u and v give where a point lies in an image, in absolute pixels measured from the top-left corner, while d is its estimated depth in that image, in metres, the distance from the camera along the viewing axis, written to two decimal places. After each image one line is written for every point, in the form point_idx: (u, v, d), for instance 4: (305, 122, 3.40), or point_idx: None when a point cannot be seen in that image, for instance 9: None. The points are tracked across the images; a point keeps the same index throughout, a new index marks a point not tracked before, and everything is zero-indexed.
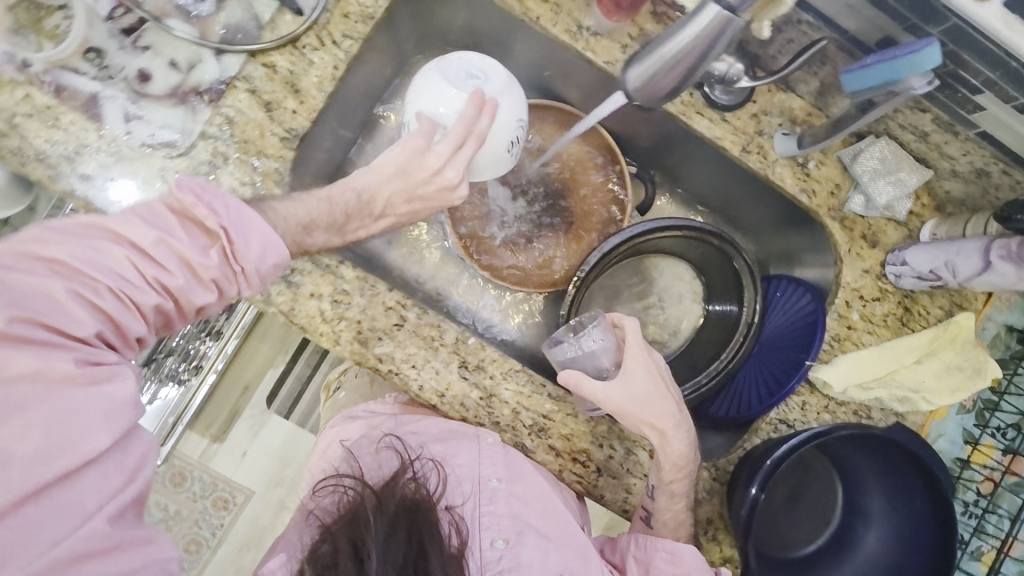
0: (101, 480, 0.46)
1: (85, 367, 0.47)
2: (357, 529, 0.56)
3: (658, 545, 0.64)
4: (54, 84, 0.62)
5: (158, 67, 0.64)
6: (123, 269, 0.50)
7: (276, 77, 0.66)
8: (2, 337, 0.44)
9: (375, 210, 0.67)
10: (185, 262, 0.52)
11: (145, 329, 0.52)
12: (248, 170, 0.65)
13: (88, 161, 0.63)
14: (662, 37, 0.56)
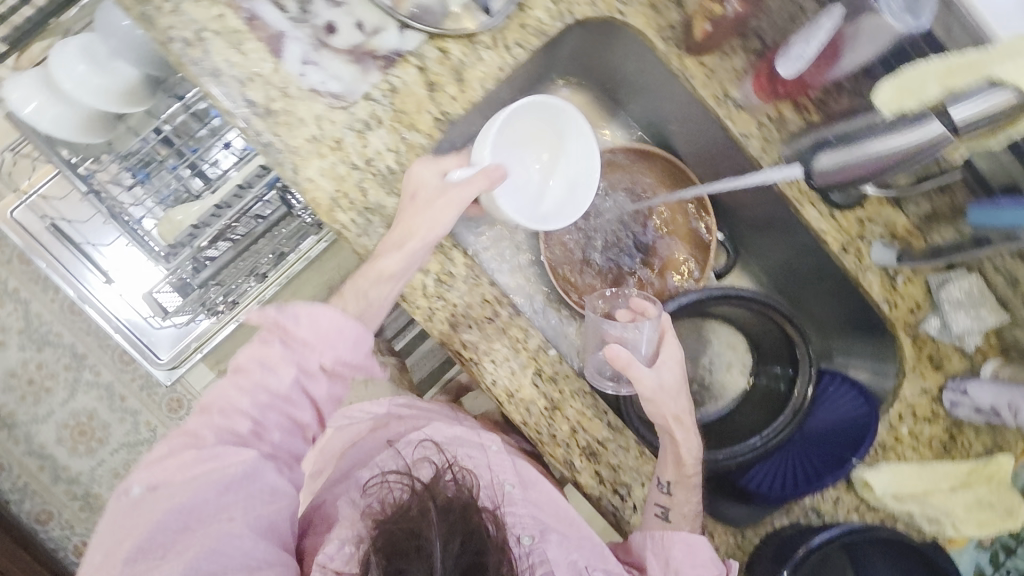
0: (238, 519, 0.58)
1: (206, 453, 0.59)
2: (418, 521, 0.63)
3: (674, 546, 0.66)
4: (248, 12, 0.66)
5: (346, 24, 0.68)
6: (230, 389, 0.62)
7: (446, 62, 0.70)
8: (156, 460, 0.60)
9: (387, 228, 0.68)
10: (273, 383, 0.62)
11: (267, 421, 0.62)
12: (397, 138, 0.69)
13: (257, 90, 0.67)
14: (873, 133, 0.63)
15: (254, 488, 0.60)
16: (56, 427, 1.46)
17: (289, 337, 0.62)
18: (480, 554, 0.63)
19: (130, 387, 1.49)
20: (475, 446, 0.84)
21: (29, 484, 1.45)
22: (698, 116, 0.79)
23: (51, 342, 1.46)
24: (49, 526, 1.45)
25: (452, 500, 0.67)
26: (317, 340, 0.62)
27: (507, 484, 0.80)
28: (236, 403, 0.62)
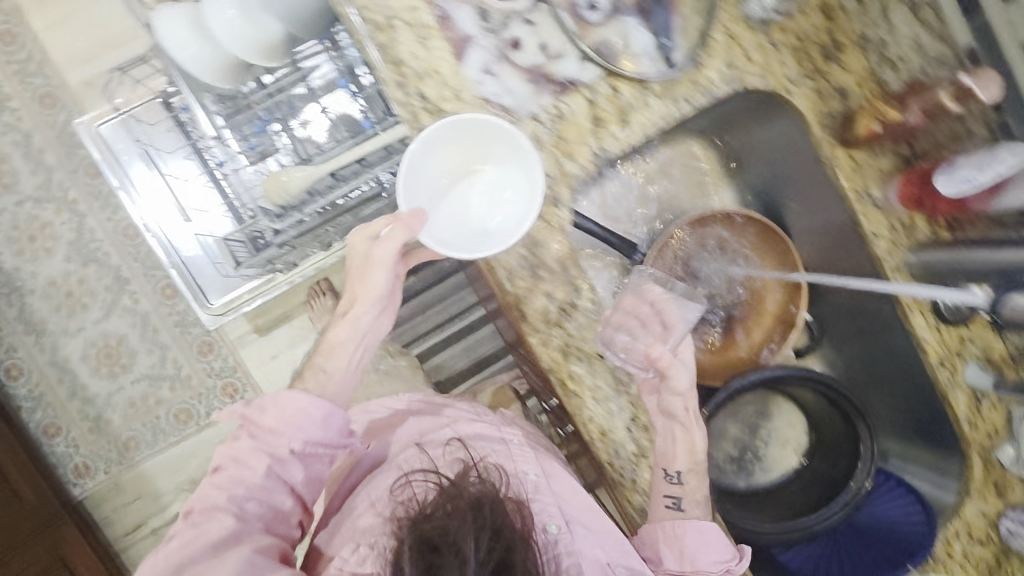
0: (236, 562, 0.64)
1: (196, 531, 0.67)
2: (450, 524, 0.60)
3: (682, 535, 0.67)
4: (441, 11, 0.67)
5: (532, 43, 0.68)
6: (214, 486, 0.70)
7: (615, 101, 0.70)
8: (163, 554, 0.66)
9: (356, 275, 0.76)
10: (248, 464, 0.70)
11: (257, 487, 0.70)
12: (552, 163, 0.70)
13: (432, 87, 0.67)
14: None
15: (244, 534, 0.67)
16: (83, 344, 1.45)
17: (257, 424, 0.71)
18: (509, 553, 0.60)
19: (166, 320, 1.48)
20: (493, 438, 0.78)
21: (44, 394, 1.43)
22: (827, 203, 0.81)
23: (98, 259, 1.45)
24: (54, 440, 1.44)
25: (477, 500, 0.63)
26: (286, 421, 0.71)
27: (527, 472, 0.74)
28: (224, 482, 0.70)
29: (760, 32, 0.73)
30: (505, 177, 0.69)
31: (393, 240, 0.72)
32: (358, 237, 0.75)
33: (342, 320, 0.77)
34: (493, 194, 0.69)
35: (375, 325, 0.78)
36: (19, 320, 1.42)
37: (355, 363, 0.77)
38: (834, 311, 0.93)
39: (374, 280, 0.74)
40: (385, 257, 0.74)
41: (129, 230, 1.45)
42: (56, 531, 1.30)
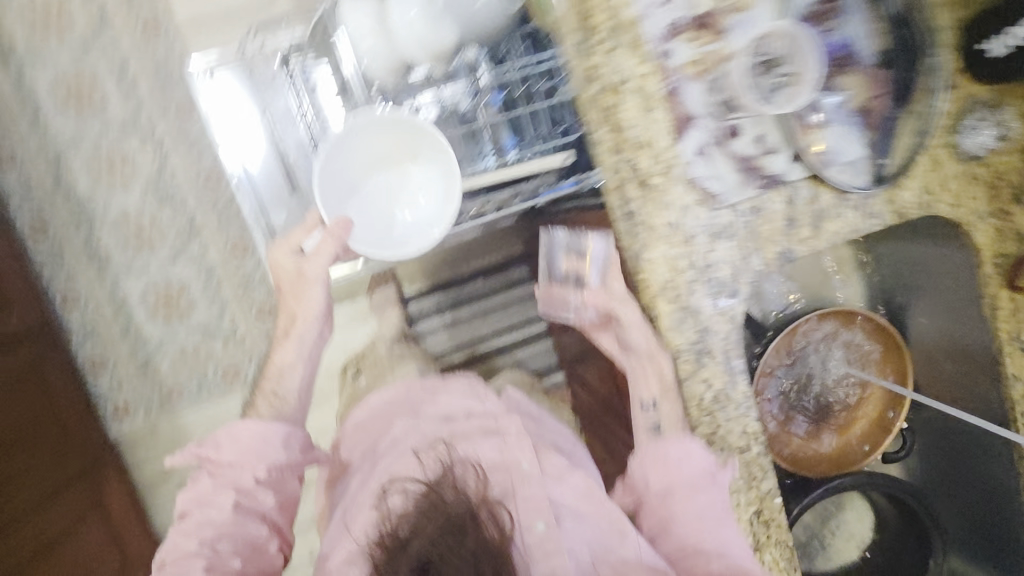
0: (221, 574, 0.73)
1: (187, 556, 0.74)
2: (433, 543, 0.62)
3: (673, 466, 0.70)
4: (672, 84, 0.64)
5: (752, 134, 0.66)
6: (193, 517, 0.77)
7: (812, 206, 0.70)
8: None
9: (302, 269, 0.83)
10: (221, 492, 0.78)
11: None
12: (740, 256, 0.69)
13: (645, 160, 0.65)
14: None
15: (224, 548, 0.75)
16: (145, 286, 1.42)
17: (214, 462, 0.79)
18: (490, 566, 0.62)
19: (231, 277, 1.45)
20: (490, 432, 0.78)
21: (98, 329, 1.41)
22: (966, 322, 0.85)
23: (174, 203, 1.40)
24: (100, 375, 1.43)
25: (453, 518, 0.64)
26: (242, 453, 0.78)
27: (523, 463, 0.74)
28: (192, 527, 0.76)
29: (963, 164, 0.72)
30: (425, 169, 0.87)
31: (325, 248, 0.81)
32: (280, 255, 0.84)
33: (286, 341, 0.87)
34: (410, 197, 0.90)
35: (318, 336, 0.88)
36: (84, 251, 1.38)
37: (305, 378, 0.88)
38: (933, 429, 0.96)
39: (309, 298, 0.86)
40: (316, 275, 0.84)
41: (210, 179, 1.41)
42: (95, 471, 1.32)
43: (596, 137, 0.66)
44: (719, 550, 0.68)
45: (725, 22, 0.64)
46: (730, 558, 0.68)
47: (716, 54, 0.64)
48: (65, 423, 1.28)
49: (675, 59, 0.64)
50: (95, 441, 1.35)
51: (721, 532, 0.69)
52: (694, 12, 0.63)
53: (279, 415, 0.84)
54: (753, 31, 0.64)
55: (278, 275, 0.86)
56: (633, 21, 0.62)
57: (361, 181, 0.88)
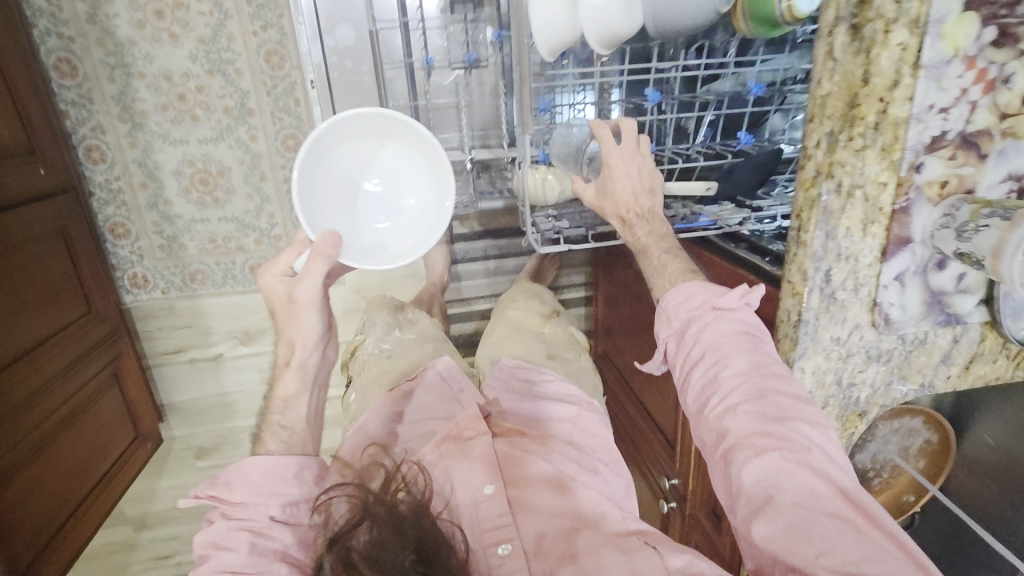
0: None
1: None
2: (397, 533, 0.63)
3: (671, 311, 0.69)
4: (907, 201, 0.56)
5: (958, 271, 0.60)
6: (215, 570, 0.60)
7: (971, 348, 0.67)
8: None
9: (292, 299, 0.70)
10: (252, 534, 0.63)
11: None
12: (883, 380, 0.67)
13: (841, 273, 0.59)
14: None
15: None
16: (180, 159, 1.27)
17: (227, 502, 0.63)
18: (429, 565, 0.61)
19: (276, 172, 1.31)
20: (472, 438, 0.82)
21: (122, 192, 1.29)
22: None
23: (226, 74, 1.22)
24: (120, 243, 1.33)
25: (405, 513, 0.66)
26: (257, 492, 0.64)
27: (485, 489, 0.75)
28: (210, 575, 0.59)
29: None
30: (408, 160, 0.75)
31: (316, 268, 0.67)
32: (269, 277, 0.70)
33: (287, 370, 0.74)
34: (393, 198, 0.76)
35: (323, 360, 0.76)
36: (116, 103, 1.22)
37: (314, 405, 0.76)
38: None
39: (306, 323, 0.71)
40: (311, 298, 0.69)
41: (272, 57, 1.21)
42: (114, 345, 1.30)
43: (801, 233, 0.59)
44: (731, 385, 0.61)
45: (991, 147, 0.55)
46: (747, 391, 0.60)
47: (967, 181, 0.56)
48: (88, 293, 1.24)
49: (922, 174, 0.55)
50: (115, 314, 1.31)
51: (731, 361, 0.62)
52: (967, 128, 0.54)
53: (293, 450, 0.71)
54: (1015, 164, 0.56)
55: (268, 299, 0.72)
56: (902, 123, 0.52)
57: (336, 174, 0.72)
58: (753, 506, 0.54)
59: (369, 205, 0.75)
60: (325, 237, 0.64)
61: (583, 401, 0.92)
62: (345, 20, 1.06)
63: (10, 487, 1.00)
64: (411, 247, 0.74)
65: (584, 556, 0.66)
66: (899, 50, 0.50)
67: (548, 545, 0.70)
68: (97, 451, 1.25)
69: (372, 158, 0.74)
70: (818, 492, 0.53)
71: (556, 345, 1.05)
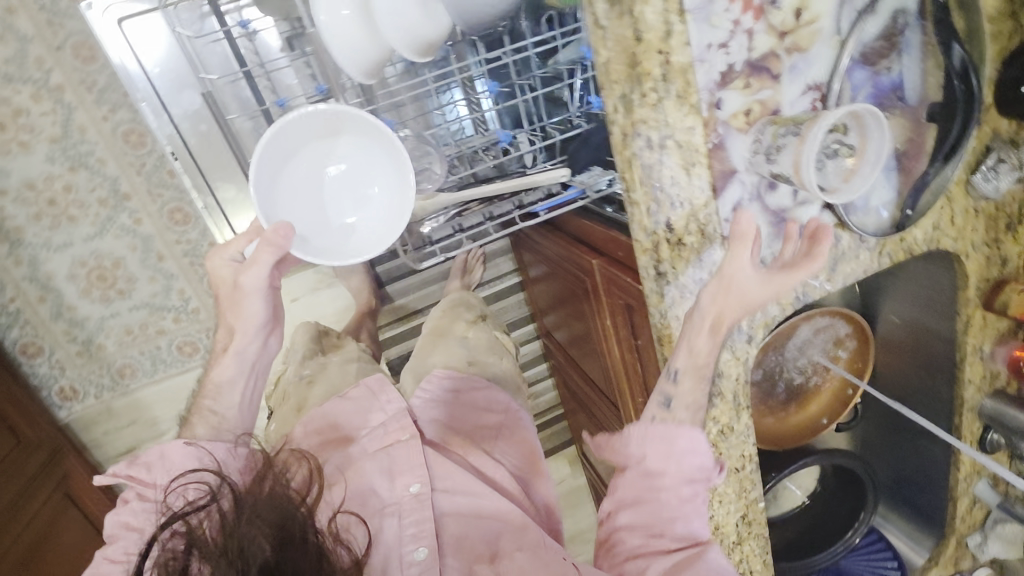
0: None
1: None
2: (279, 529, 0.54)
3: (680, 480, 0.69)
4: (717, 137, 0.58)
5: (790, 187, 0.63)
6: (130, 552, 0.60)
7: (831, 250, 0.69)
8: None
9: (240, 282, 0.65)
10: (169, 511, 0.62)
11: None
12: (758, 304, 0.69)
13: (683, 217, 0.61)
14: None
15: None
16: (70, 262, 1.24)
17: (146, 483, 0.62)
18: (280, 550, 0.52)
19: (172, 248, 1.28)
20: None
21: (21, 312, 1.25)
22: (940, 313, 0.88)
23: (90, 166, 1.18)
24: (36, 361, 1.29)
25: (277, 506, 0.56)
26: (172, 473, 0.62)
27: (412, 486, 0.72)
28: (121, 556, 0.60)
29: (974, 200, 0.72)
30: (368, 154, 0.73)
31: (264, 257, 0.63)
32: (217, 262, 0.66)
33: (225, 357, 0.69)
34: (358, 188, 0.73)
35: (266, 347, 0.70)
36: None
37: (250, 394, 0.70)
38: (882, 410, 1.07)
39: (247, 312, 0.67)
40: (255, 287, 0.65)
41: (130, 136, 1.18)
42: (58, 467, 1.27)
43: (630, 194, 0.60)
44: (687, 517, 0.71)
45: (781, 66, 0.57)
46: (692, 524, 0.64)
47: (767, 104, 0.58)
48: (13, 424, 1.21)
49: (724, 109, 0.57)
50: (51, 433, 1.28)
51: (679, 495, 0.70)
52: (751, 55, 0.56)
53: (222, 432, 0.67)
54: (807, 76, 0.58)
55: (211, 281, 0.67)
56: (687, 68, 0.55)
57: (296, 153, 0.70)
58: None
59: (336, 194, 0.73)
60: (277, 227, 0.62)
61: (510, 410, 0.97)
62: (187, 86, 1.03)
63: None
64: (377, 237, 0.72)
65: (503, 560, 0.69)
66: (659, 3, 0.52)
67: (467, 547, 0.70)
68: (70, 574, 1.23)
69: (335, 152, 0.73)
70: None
71: (478, 351, 1.03)
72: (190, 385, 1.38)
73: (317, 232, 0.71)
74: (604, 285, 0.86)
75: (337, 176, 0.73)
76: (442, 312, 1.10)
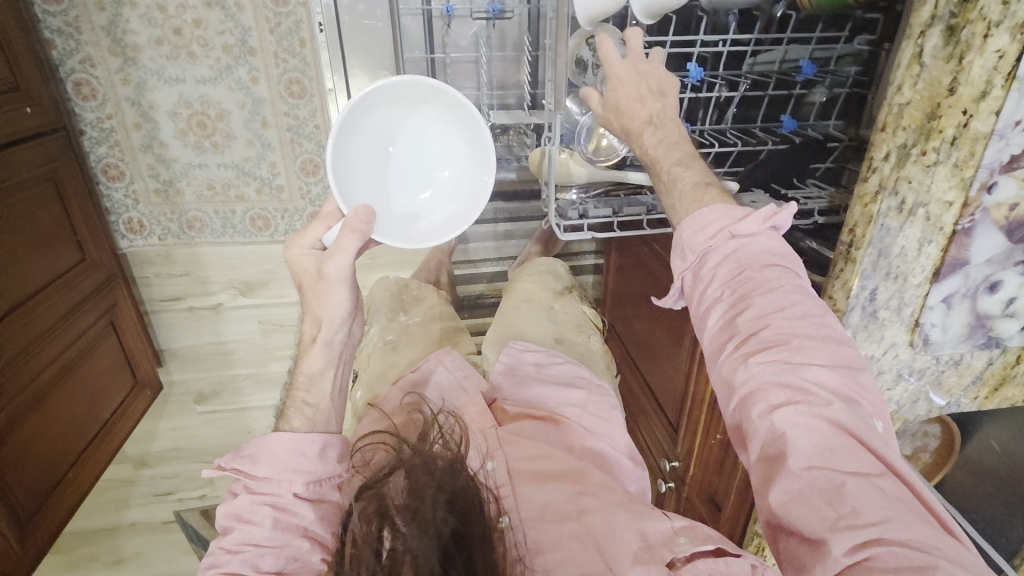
0: None
1: None
2: (428, 486, 0.57)
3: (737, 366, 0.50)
4: (971, 222, 0.52)
5: (1011, 296, 0.57)
6: (244, 547, 0.57)
7: (1005, 368, 0.64)
8: None
9: (323, 269, 0.60)
10: (283, 506, 0.60)
11: None
12: (909, 397, 0.65)
13: (888, 290, 0.56)
14: None
15: None
16: (175, 99, 1.19)
17: (251, 476, 0.60)
18: (465, 523, 0.55)
19: (278, 118, 1.23)
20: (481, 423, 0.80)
21: (114, 132, 1.21)
22: None
23: (225, 7, 1.12)
24: (113, 185, 1.26)
25: (432, 466, 0.59)
26: (281, 467, 0.60)
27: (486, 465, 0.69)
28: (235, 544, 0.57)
29: None
30: (443, 134, 0.66)
31: (348, 242, 0.58)
32: (296, 250, 0.61)
33: (314, 348, 0.65)
34: (423, 172, 0.66)
35: (350, 335, 0.68)
36: (106, 35, 1.13)
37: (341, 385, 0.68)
38: None
39: (335, 299, 0.62)
40: (341, 274, 0.60)
41: None
42: (110, 293, 1.27)
43: (851, 249, 0.55)
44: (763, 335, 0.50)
45: None
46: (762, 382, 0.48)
47: None
48: (81, 240, 1.19)
49: (992, 195, 0.51)
50: (111, 261, 1.27)
51: (753, 303, 0.51)
52: None
53: (316, 428, 0.64)
54: None
55: (294, 273, 0.63)
56: (982, 139, 0.47)
57: (359, 135, 0.61)
58: (766, 459, 0.47)
59: (402, 174, 0.65)
60: (361, 209, 0.56)
61: (594, 384, 0.85)
62: None
63: (5, 449, 1.00)
64: (446, 224, 0.65)
65: (592, 514, 0.61)
66: (995, 58, 0.44)
67: (551, 511, 0.63)
68: (97, 398, 1.25)
69: (402, 126, 0.64)
70: (835, 448, 0.45)
71: (566, 328, 0.98)
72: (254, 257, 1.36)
73: (391, 219, 0.63)
74: None
75: (403, 155, 0.65)
76: (527, 276, 1.07)
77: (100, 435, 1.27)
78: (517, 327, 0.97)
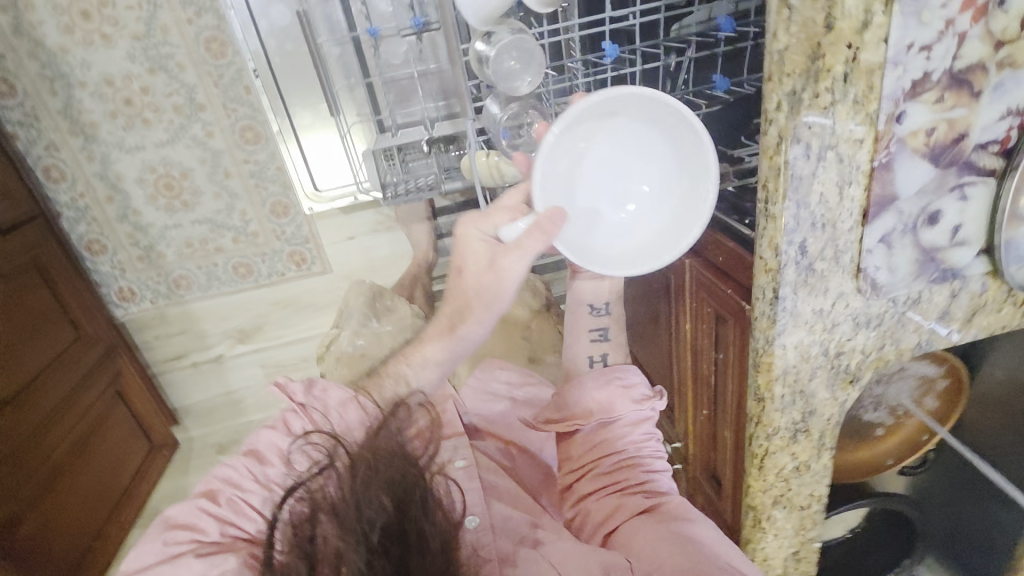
0: None
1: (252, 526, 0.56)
2: (372, 493, 0.54)
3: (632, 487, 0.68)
4: (887, 155, 0.49)
5: (954, 223, 0.54)
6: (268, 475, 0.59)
7: (975, 299, 0.61)
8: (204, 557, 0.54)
9: (491, 258, 0.62)
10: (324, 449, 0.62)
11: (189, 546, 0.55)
12: (875, 346, 0.62)
13: (819, 241, 0.54)
14: None
15: None
16: (140, 166, 1.23)
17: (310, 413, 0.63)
18: (404, 525, 0.53)
19: (240, 167, 1.25)
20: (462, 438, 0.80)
21: (90, 209, 1.26)
22: None
23: (169, 70, 1.14)
24: (99, 259, 1.31)
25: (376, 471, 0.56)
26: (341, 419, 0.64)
27: (457, 462, 0.67)
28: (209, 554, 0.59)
29: None
30: (657, 155, 0.60)
31: (530, 244, 0.58)
32: (475, 229, 0.63)
33: (445, 335, 0.68)
34: (625, 180, 0.62)
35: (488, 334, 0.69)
36: (64, 117, 1.17)
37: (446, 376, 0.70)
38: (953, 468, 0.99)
39: (495, 294, 0.64)
40: (511, 271, 0.61)
41: (212, 44, 1.13)
42: (113, 362, 1.33)
43: (769, 206, 0.53)
44: (652, 483, 0.69)
45: (986, 82, 0.47)
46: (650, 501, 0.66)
47: (957, 126, 0.48)
48: (73, 318, 1.26)
49: (903, 125, 0.48)
50: (109, 331, 1.32)
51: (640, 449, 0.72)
52: (954, 65, 0.46)
53: None
54: (1013, 96, 0.48)
55: (463, 251, 0.65)
56: (875, 69, 0.45)
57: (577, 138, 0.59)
58: (655, 544, 0.58)
59: (600, 181, 0.62)
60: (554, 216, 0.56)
61: None
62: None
63: (25, 531, 1.05)
64: (628, 251, 0.61)
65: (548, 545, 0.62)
66: None
67: (512, 525, 0.63)
68: (114, 467, 1.31)
69: (616, 136, 0.60)
70: (709, 536, 0.59)
71: (542, 348, 0.97)
72: (243, 303, 1.39)
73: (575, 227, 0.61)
74: (692, 288, 0.80)
75: (594, 168, 0.61)
76: None
77: (123, 500, 1.32)
78: (490, 346, 0.96)
